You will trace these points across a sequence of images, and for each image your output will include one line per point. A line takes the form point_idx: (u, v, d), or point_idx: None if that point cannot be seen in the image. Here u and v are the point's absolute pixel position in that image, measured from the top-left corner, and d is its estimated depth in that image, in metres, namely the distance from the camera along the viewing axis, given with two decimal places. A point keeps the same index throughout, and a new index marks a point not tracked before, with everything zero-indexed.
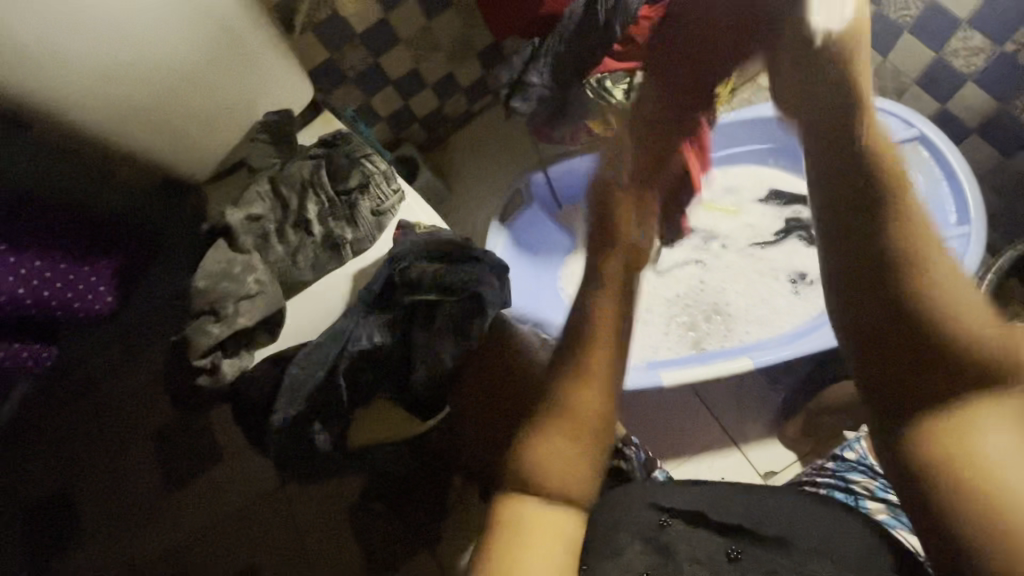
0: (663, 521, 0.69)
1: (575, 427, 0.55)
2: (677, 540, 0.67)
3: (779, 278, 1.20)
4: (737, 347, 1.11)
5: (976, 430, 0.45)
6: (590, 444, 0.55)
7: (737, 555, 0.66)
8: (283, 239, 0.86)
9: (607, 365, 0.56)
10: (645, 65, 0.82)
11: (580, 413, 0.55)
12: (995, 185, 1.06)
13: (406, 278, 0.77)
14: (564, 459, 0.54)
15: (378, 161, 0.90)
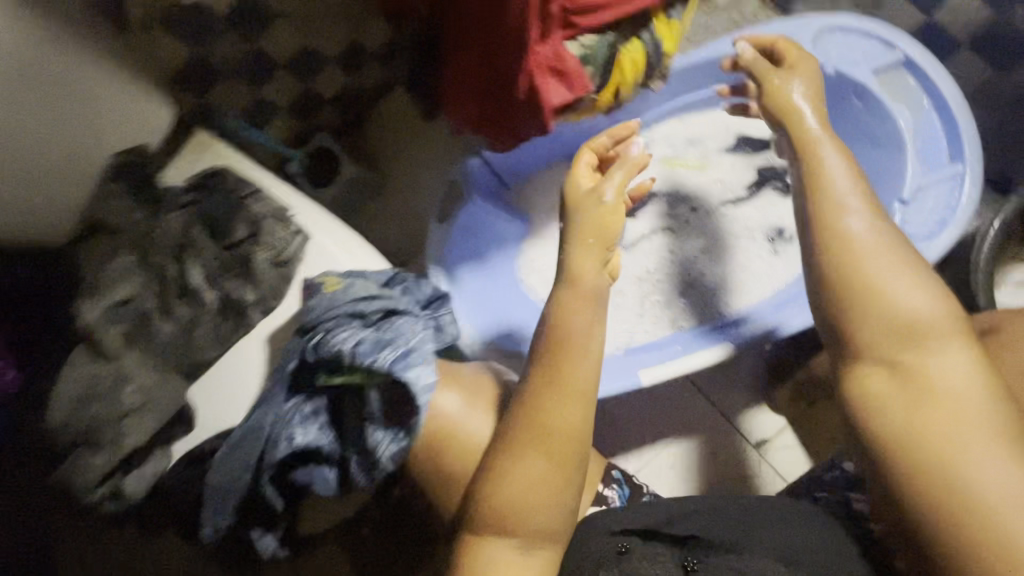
0: (623, 547, 0.61)
1: (544, 451, 0.59)
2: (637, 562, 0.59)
3: (755, 238, 1.09)
4: (716, 326, 1.01)
5: (938, 436, 0.49)
6: (562, 465, 0.59)
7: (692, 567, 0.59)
8: (170, 315, 0.70)
9: (571, 392, 0.62)
10: (573, 32, 0.65)
11: (551, 438, 0.59)
12: (987, 104, 0.93)
13: (324, 357, 0.62)
14: (533, 494, 0.58)
15: (268, 198, 0.72)
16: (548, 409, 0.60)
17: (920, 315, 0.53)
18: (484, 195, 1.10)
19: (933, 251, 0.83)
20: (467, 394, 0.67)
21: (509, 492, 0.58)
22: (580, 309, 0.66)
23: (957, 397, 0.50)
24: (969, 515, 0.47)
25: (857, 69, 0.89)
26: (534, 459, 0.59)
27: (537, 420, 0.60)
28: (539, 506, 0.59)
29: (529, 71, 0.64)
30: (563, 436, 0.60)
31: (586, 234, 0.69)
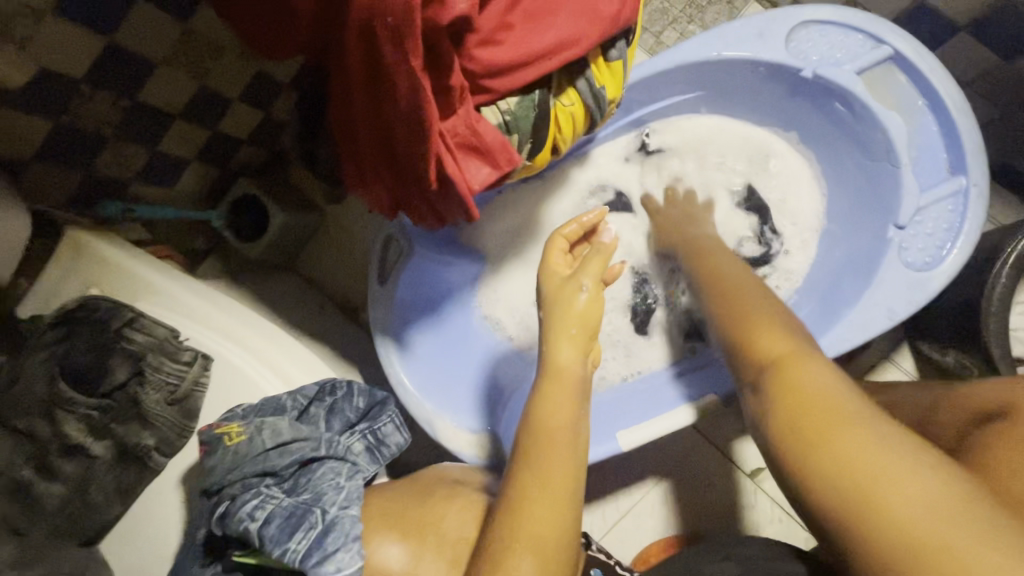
0: None
1: (529, 554, 0.49)
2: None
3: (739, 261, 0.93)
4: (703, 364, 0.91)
5: (832, 402, 0.54)
6: (550, 571, 0.49)
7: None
8: (53, 475, 0.59)
9: (553, 482, 0.53)
10: (492, 95, 0.52)
11: (534, 538, 0.50)
12: (989, 92, 0.81)
13: (231, 533, 0.52)
14: None
15: (151, 326, 0.61)
16: (527, 500, 0.52)
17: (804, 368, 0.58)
18: (430, 244, 0.93)
19: (936, 281, 0.73)
20: (412, 532, 0.57)
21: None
22: (560, 398, 0.58)
23: (865, 412, 0.52)
24: (858, 482, 0.47)
25: (840, 70, 0.76)
26: (514, 560, 0.49)
27: (515, 513, 0.51)
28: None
29: (438, 156, 0.51)
30: (546, 534, 0.50)
31: (569, 325, 0.60)
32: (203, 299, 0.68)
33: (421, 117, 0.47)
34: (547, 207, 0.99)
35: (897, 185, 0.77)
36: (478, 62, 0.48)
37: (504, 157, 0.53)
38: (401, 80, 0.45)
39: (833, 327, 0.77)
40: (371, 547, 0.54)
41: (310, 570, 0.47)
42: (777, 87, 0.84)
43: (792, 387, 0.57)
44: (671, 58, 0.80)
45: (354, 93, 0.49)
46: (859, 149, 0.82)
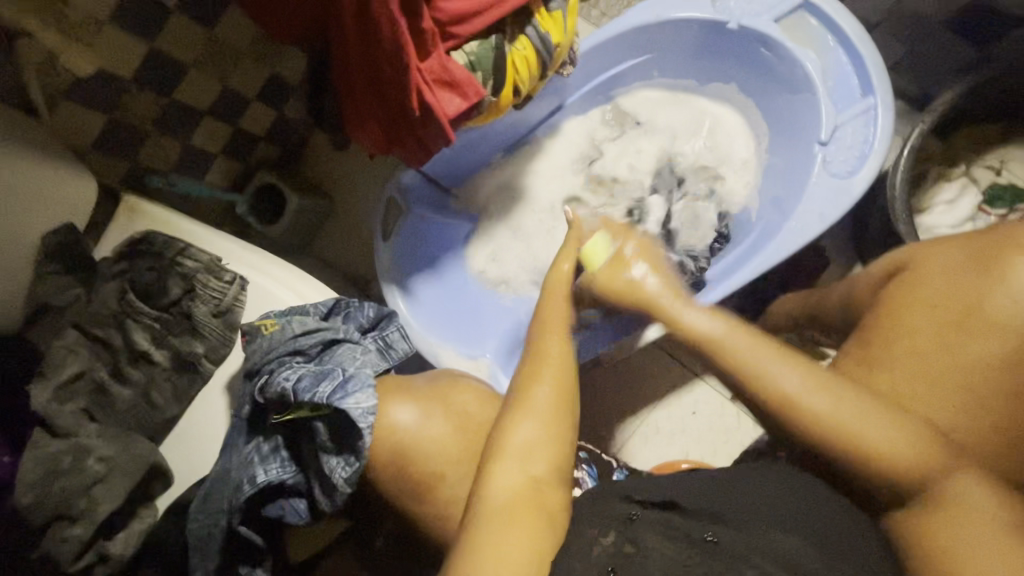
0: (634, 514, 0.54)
1: (544, 409, 0.55)
2: (645, 533, 0.52)
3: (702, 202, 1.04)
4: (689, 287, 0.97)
5: (867, 435, 0.52)
6: (571, 401, 0.56)
7: (715, 538, 0.51)
8: (125, 380, 0.72)
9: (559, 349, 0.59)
10: (455, 43, 0.67)
11: (549, 400, 0.55)
12: (893, 30, 0.94)
13: (270, 397, 0.64)
14: (561, 427, 0.54)
15: (199, 253, 0.75)
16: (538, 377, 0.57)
17: (728, 339, 0.57)
18: (427, 205, 1.07)
19: (857, 186, 0.84)
20: (424, 400, 0.66)
21: (504, 455, 0.52)
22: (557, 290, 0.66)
23: (888, 430, 0.52)
24: (938, 553, 0.50)
25: (757, 19, 0.90)
26: (529, 409, 0.55)
27: (525, 387, 0.57)
28: (543, 464, 0.53)
29: (418, 88, 0.65)
30: (557, 402, 0.56)
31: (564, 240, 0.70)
32: (235, 241, 0.82)
33: (401, 54, 0.61)
34: (529, 171, 1.11)
35: (816, 111, 0.89)
36: (440, 15, 0.64)
37: (471, 87, 0.67)
38: (383, 22, 0.59)
39: (775, 237, 0.88)
40: (388, 406, 0.63)
41: (337, 404, 0.59)
42: (711, 43, 0.98)
43: (744, 358, 0.56)
44: (615, 25, 0.94)
45: (349, 44, 0.64)
46: (785, 88, 0.95)
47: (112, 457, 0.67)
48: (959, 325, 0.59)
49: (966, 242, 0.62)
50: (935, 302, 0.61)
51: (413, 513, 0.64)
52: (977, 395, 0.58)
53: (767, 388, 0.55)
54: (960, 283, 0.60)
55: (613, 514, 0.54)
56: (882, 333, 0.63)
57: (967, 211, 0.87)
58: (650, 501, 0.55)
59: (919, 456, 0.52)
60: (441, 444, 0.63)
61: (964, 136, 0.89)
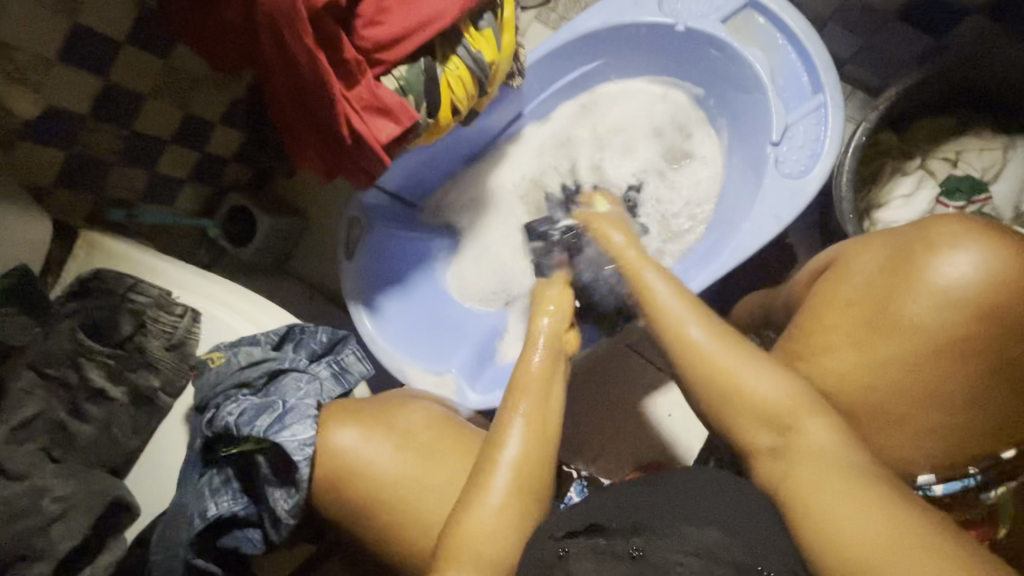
0: (562, 551, 0.52)
1: (508, 474, 0.58)
2: (577, 562, 0.51)
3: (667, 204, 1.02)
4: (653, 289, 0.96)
5: (742, 379, 0.58)
6: (537, 433, 0.61)
7: (640, 553, 0.49)
8: (84, 417, 0.74)
9: (531, 422, 0.61)
10: (385, 68, 0.67)
11: (513, 464, 0.58)
12: (845, 23, 0.93)
13: (217, 431, 0.65)
14: (527, 465, 0.59)
15: (147, 288, 0.76)
16: (505, 442, 0.60)
17: (684, 325, 0.62)
18: (390, 221, 1.07)
19: (810, 185, 0.84)
20: (368, 423, 0.67)
21: (467, 518, 0.56)
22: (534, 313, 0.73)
23: (769, 383, 0.57)
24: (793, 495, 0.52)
25: (703, 21, 0.89)
26: (495, 479, 0.58)
27: (497, 439, 0.61)
28: (497, 543, 0.56)
29: (347, 117, 0.65)
30: (523, 466, 0.59)
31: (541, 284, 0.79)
32: (192, 271, 0.83)
33: (325, 85, 0.61)
34: (490, 180, 1.10)
35: (768, 110, 0.88)
36: (365, 42, 0.64)
37: (402, 112, 0.66)
38: (301, 55, 0.59)
39: (731, 241, 0.87)
40: (329, 432, 0.65)
41: (274, 438, 0.62)
42: (663, 46, 0.97)
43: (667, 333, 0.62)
44: (564, 32, 0.94)
45: (276, 78, 0.64)
46: (737, 88, 0.94)
47: (68, 496, 0.68)
48: (870, 321, 0.60)
49: (892, 241, 0.62)
50: (853, 300, 0.62)
51: (364, 538, 0.66)
52: (896, 397, 0.59)
53: (696, 364, 0.60)
54: (878, 281, 0.60)
55: (543, 554, 0.53)
56: (807, 331, 0.64)
57: (924, 204, 0.85)
58: (581, 529, 0.54)
59: (789, 403, 0.56)
60: (380, 467, 0.64)
61: (922, 127, 0.88)
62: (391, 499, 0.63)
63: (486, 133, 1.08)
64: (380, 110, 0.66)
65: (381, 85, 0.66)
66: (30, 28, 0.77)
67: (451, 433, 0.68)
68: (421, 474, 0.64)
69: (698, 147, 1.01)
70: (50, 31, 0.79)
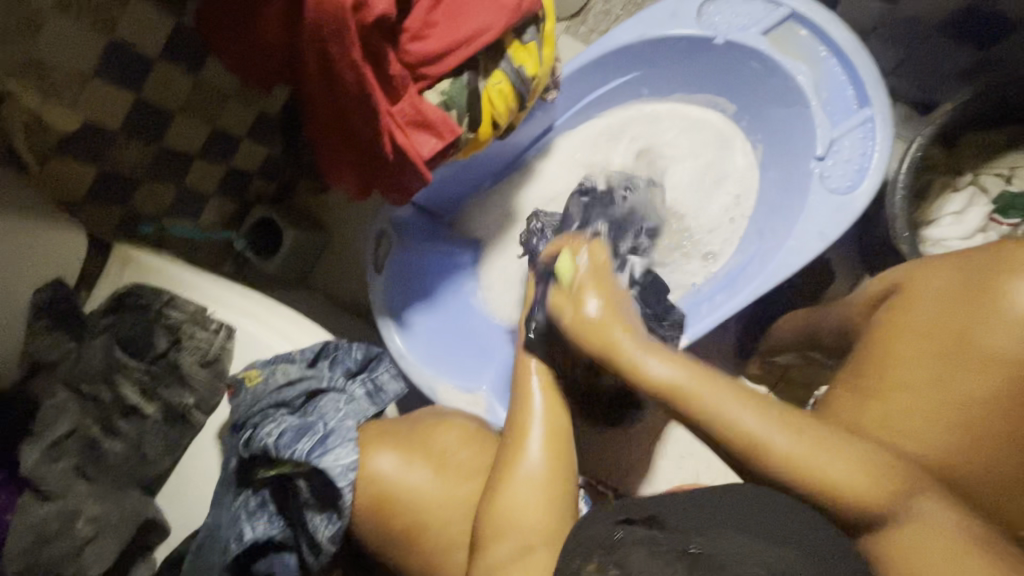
0: (618, 533, 0.50)
1: (540, 445, 0.61)
2: (632, 551, 0.47)
3: (707, 219, 0.99)
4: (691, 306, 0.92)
5: (756, 431, 0.52)
6: (557, 447, 0.61)
7: (697, 550, 0.45)
8: (117, 435, 0.72)
9: (546, 404, 0.66)
10: (428, 83, 0.66)
11: (543, 440, 0.61)
12: (889, 35, 0.90)
13: (253, 452, 0.64)
14: (550, 477, 0.58)
15: (183, 304, 0.75)
16: (528, 444, 0.60)
17: (669, 376, 0.56)
18: (418, 236, 1.05)
19: (856, 202, 0.81)
20: (406, 447, 0.66)
21: (502, 494, 0.57)
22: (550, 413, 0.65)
23: (840, 464, 0.51)
24: (825, 483, 0.50)
25: (745, 34, 0.87)
26: (522, 468, 0.59)
27: (522, 426, 0.63)
28: (537, 513, 0.56)
29: (391, 133, 0.64)
30: (549, 473, 0.59)
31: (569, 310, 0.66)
32: (222, 286, 0.82)
33: (372, 101, 0.60)
34: (520, 195, 1.07)
35: (811, 125, 0.86)
36: (409, 57, 0.63)
37: (444, 127, 0.66)
38: (348, 71, 0.58)
39: (774, 259, 0.85)
40: (367, 456, 0.63)
41: (316, 461, 0.60)
42: (699, 60, 0.95)
43: (640, 381, 0.57)
44: (601, 46, 0.92)
45: (319, 91, 0.63)
46: (778, 100, 0.91)
47: (102, 517, 0.66)
48: (953, 352, 0.56)
49: (968, 265, 0.58)
50: (928, 332, 0.57)
51: (404, 564, 0.64)
52: (940, 421, 0.55)
53: (714, 422, 0.53)
54: (953, 309, 0.56)
55: (597, 536, 0.51)
56: (877, 359, 0.60)
57: (977, 222, 0.83)
58: (639, 519, 0.51)
59: (864, 465, 0.51)
60: (421, 491, 0.63)
61: (973, 142, 0.85)
62: (435, 527, 0.62)
63: (517, 147, 1.05)
64: (423, 126, 0.65)
65: (423, 100, 0.65)
66: (64, 46, 0.75)
67: (487, 455, 0.67)
68: (461, 494, 0.63)
69: (740, 161, 0.98)
70: (83, 48, 0.77)
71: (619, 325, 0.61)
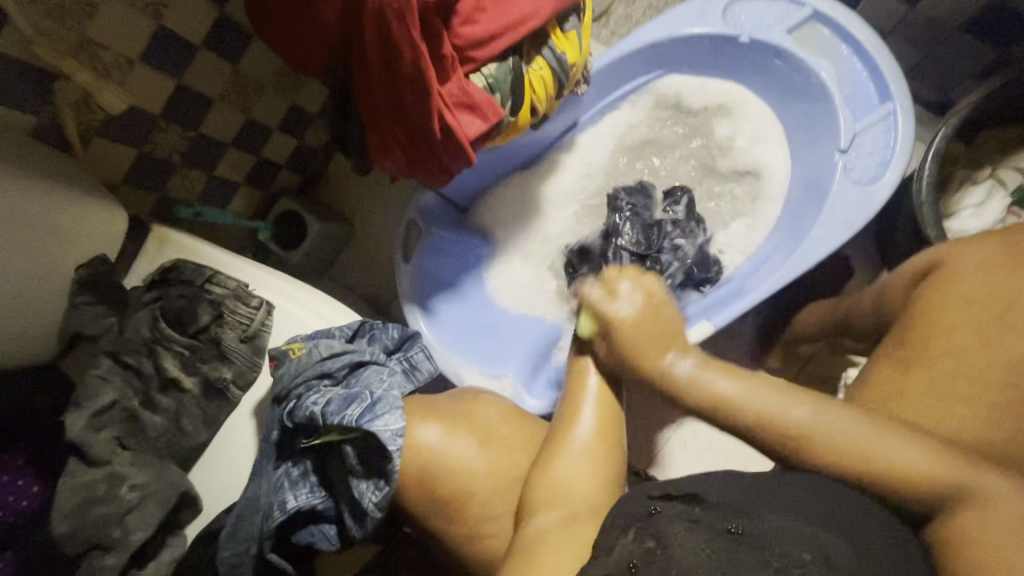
0: (653, 508, 0.51)
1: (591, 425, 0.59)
2: (671, 524, 0.48)
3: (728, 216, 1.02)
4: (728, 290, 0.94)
5: (863, 450, 0.50)
6: (609, 400, 0.62)
7: (740, 531, 0.46)
8: (155, 408, 0.73)
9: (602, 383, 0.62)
10: (475, 66, 0.68)
11: (594, 425, 0.59)
12: (908, 36, 0.94)
13: (299, 421, 0.65)
14: (605, 431, 0.60)
15: (225, 280, 0.76)
16: (579, 405, 0.61)
17: (742, 399, 0.53)
18: (446, 226, 1.06)
19: (880, 192, 0.84)
20: (447, 421, 0.67)
21: (547, 476, 0.58)
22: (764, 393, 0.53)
23: (904, 446, 0.50)
24: (986, 560, 0.45)
25: (770, 32, 0.90)
26: (574, 436, 0.59)
27: (576, 384, 0.63)
28: (580, 488, 0.56)
29: (439, 112, 0.66)
30: (600, 429, 0.60)
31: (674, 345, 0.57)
32: (260, 268, 0.82)
33: (423, 79, 0.63)
34: (545, 188, 1.09)
35: (835, 119, 0.89)
36: (458, 38, 0.66)
37: (488, 108, 0.68)
38: (404, 48, 0.61)
39: (799, 248, 0.87)
40: (414, 427, 0.64)
41: (366, 426, 0.61)
42: (722, 57, 0.98)
43: (755, 417, 0.53)
44: (629, 42, 0.95)
45: (372, 69, 0.65)
46: (801, 96, 0.94)
47: (145, 484, 0.67)
48: (1004, 319, 0.55)
49: (1008, 241, 0.58)
50: (973, 299, 0.57)
51: (446, 534, 0.64)
52: (996, 388, 0.53)
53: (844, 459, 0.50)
54: (1000, 277, 0.56)
55: (634, 510, 0.52)
56: (920, 334, 0.58)
57: (996, 214, 0.86)
58: (677, 494, 0.52)
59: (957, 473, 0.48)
60: (464, 462, 0.64)
61: (989, 137, 0.88)
62: (480, 497, 0.62)
63: (543, 141, 1.07)
64: (469, 106, 0.68)
65: (468, 82, 0.67)
66: (116, 26, 0.77)
67: (528, 429, 0.68)
68: (502, 467, 0.63)
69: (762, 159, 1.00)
70: (136, 32, 0.79)
71: (680, 355, 0.57)
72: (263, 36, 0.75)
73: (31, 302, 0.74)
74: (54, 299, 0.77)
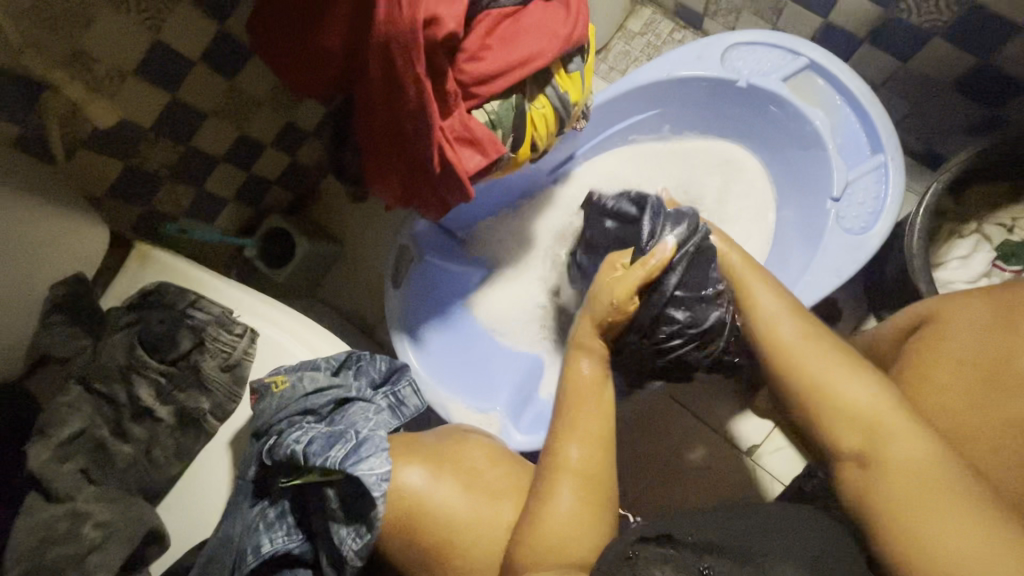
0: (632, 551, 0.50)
1: (572, 478, 0.57)
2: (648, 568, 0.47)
3: None
4: None
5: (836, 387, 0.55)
6: (590, 441, 0.60)
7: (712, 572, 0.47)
8: (127, 438, 0.70)
9: (586, 430, 0.60)
10: (477, 101, 0.67)
11: (577, 469, 0.58)
12: (897, 90, 0.97)
13: (278, 460, 0.63)
14: (596, 482, 0.58)
15: (209, 305, 0.74)
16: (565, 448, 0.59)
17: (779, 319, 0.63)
18: (441, 254, 1.04)
19: (871, 241, 0.85)
20: (434, 461, 0.64)
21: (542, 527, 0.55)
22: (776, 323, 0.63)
23: (865, 387, 0.54)
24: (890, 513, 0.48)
25: (767, 79, 0.92)
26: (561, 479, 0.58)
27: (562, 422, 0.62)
28: (570, 542, 0.54)
29: (440, 146, 0.65)
30: (587, 471, 0.58)
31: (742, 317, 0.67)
32: (246, 292, 0.79)
33: (425, 114, 0.62)
34: (537, 219, 1.09)
35: (828, 167, 0.91)
36: (462, 74, 0.65)
37: (489, 143, 0.67)
38: (407, 83, 0.60)
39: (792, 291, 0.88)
40: (397, 468, 0.62)
41: (351, 470, 0.58)
42: (718, 99, 0.99)
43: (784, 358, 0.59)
44: (628, 80, 0.96)
45: (375, 101, 0.64)
46: (795, 142, 0.96)
47: (110, 522, 0.64)
48: (991, 381, 0.55)
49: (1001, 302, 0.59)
50: (966, 360, 0.56)
51: None
52: (986, 448, 0.53)
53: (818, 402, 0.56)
54: (995, 342, 0.56)
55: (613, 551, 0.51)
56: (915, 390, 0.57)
57: (982, 267, 0.89)
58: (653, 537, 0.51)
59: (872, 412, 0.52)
60: (450, 509, 0.61)
61: (975, 191, 0.90)
62: (466, 548, 0.60)
63: (540, 172, 1.06)
64: (469, 141, 0.67)
65: (468, 118, 0.66)
66: (109, 40, 0.74)
67: (514, 471, 0.66)
68: (488, 514, 0.61)
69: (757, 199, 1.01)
70: (132, 46, 0.77)
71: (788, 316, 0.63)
72: (262, 61, 0.73)
73: (1, 322, 0.71)
74: (23, 319, 0.73)
